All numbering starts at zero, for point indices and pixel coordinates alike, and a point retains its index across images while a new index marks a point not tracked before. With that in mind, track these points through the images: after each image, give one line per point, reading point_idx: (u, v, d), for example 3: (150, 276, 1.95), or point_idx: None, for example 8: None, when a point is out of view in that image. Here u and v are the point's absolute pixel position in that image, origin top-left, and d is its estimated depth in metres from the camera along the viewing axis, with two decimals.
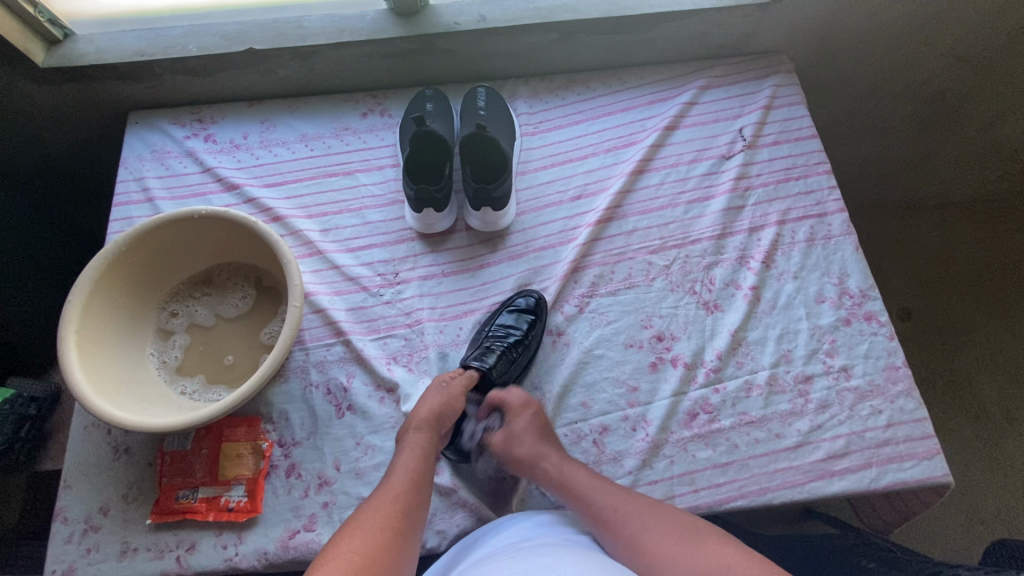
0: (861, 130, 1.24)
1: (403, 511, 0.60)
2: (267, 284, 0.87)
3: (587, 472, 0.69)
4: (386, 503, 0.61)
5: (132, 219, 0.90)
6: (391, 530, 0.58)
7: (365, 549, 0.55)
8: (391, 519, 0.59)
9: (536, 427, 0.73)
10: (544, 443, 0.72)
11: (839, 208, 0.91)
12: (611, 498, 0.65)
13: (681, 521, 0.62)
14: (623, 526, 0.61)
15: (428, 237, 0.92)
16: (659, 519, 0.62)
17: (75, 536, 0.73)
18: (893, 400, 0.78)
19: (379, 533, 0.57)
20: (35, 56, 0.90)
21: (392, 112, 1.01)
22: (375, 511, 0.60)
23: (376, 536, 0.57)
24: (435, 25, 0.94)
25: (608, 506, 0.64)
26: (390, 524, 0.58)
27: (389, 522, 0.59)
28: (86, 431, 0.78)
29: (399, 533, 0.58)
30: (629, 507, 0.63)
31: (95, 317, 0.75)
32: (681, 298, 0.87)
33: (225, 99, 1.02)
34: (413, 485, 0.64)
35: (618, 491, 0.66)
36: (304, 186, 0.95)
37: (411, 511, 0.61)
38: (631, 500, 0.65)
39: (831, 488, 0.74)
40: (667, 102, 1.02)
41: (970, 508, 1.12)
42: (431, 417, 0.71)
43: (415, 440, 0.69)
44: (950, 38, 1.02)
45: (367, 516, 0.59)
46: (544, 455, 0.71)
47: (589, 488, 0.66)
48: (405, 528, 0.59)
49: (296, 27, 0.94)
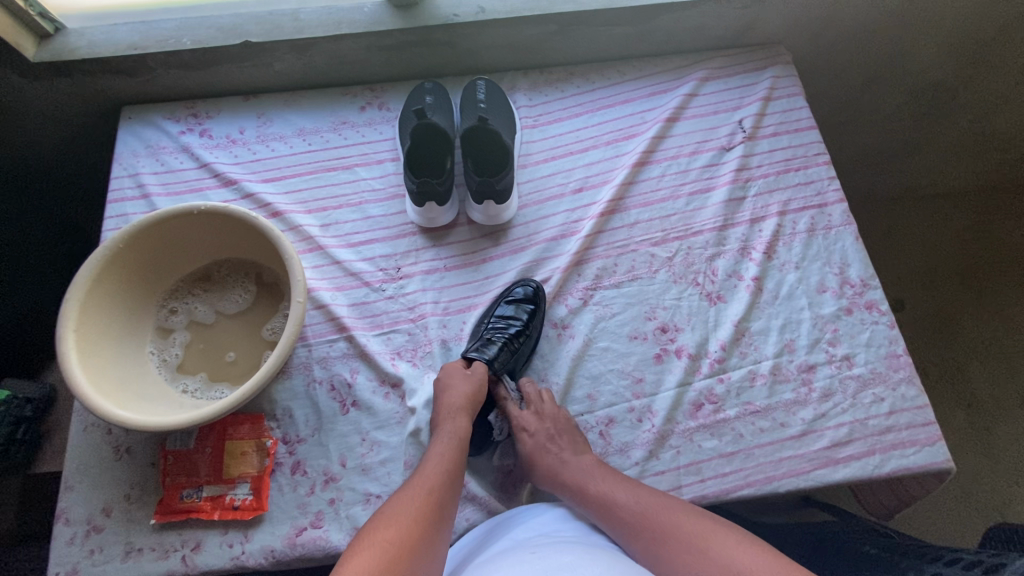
0: (857, 122, 1.25)
1: (436, 502, 0.61)
2: (268, 280, 0.86)
3: (599, 470, 0.69)
4: (421, 492, 0.62)
5: (128, 216, 0.89)
6: (424, 520, 0.59)
7: (398, 537, 0.56)
8: (424, 510, 0.60)
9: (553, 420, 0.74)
10: (557, 442, 0.72)
11: (838, 198, 0.92)
12: (624, 495, 0.65)
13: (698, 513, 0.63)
14: (638, 522, 0.63)
15: (430, 231, 0.92)
16: (677, 513, 0.63)
17: (77, 538, 0.72)
18: (895, 388, 0.79)
19: (412, 522, 0.58)
20: (26, 51, 0.88)
21: (390, 105, 1.00)
22: (409, 500, 0.61)
23: (409, 525, 0.58)
24: (433, 17, 0.93)
25: (624, 502, 0.65)
26: (423, 515, 0.59)
27: (422, 512, 0.60)
28: (86, 431, 0.77)
29: (431, 525, 0.59)
30: (648, 501, 0.64)
31: (93, 315, 0.73)
32: (685, 290, 0.87)
33: (220, 94, 1.00)
34: (446, 476, 0.65)
35: (634, 485, 0.67)
36: (303, 181, 0.94)
37: (443, 503, 0.62)
38: (649, 493, 0.66)
39: (836, 476, 0.74)
40: (666, 94, 1.01)
41: (966, 496, 1.14)
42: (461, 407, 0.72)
43: (449, 433, 0.70)
44: (946, 28, 1.03)
45: (401, 504, 0.60)
46: (555, 452, 0.72)
47: (601, 486, 0.67)
48: (438, 520, 0.60)
49: (292, 20, 0.93)
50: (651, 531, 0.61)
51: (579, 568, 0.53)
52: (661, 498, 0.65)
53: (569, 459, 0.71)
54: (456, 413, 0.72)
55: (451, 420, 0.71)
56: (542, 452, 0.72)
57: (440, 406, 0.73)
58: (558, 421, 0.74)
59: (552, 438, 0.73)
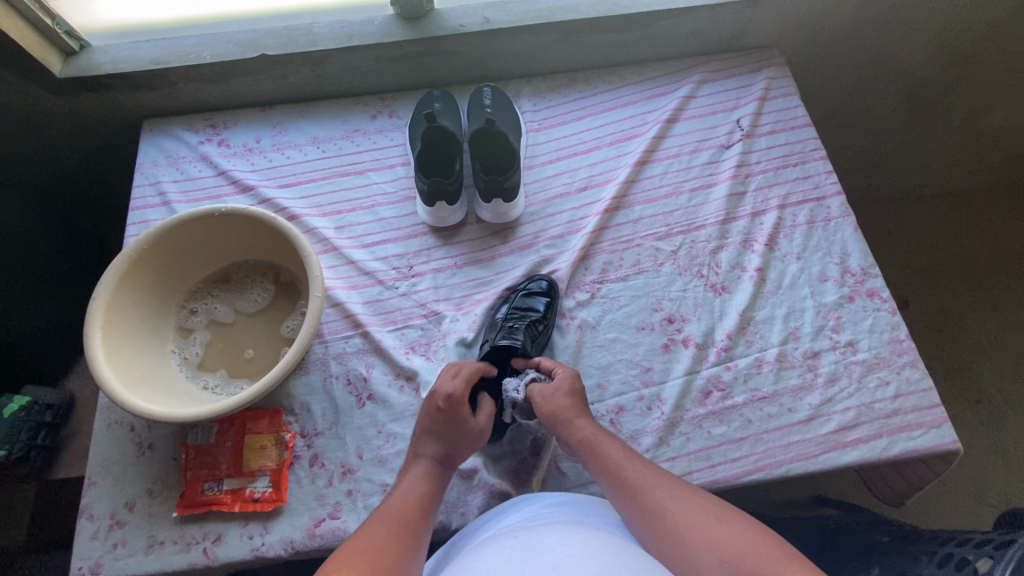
0: (851, 123, 1.28)
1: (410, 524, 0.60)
2: (285, 280, 0.89)
3: (616, 438, 0.69)
4: (395, 508, 0.61)
5: (149, 222, 0.92)
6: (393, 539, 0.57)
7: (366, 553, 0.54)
8: (397, 531, 0.58)
9: (577, 394, 0.73)
10: (577, 408, 0.71)
11: (836, 191, 0.95)
12: (631, 464, 0.64)
13: (694, 493, 0.61)
14: (636, 491, 0.61)
15: (440, 230, 0.95)
16: (687, 494, 0.60)
17: (100, 532, 0.73)
18: (899, 371, 0.80)
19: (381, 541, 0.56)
20: (53, 67, 0.92)
21: (400, 113, 1.04)
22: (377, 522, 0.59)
23: (379, 543, 0.56)
24: (440, 28, 0.97)
25: (627, 470, 0.64)
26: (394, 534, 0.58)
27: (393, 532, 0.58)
28: (109, 428, 0.79)
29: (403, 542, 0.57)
30: (646, 473, 0.63)
31: (119, 314, 0.76)
32: (690, 281, 0.89)
33: (237, 106, 1.05)
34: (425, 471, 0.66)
35: (641, 460, 0.66)
36: (318, 186, 0.98)
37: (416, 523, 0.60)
38: (652, 467, 0.64)
39: (844, 459, 0.75)
40: (666, 96, 1.05)
41: (978, 491, 1.14)
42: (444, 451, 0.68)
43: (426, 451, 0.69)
44: (933, 31, 1.07)
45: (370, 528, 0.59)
46: (574, 416, 0.71)
47: (611, 452, 0.66)
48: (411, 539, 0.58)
49: (306, 33, 0.98)
50: (645, 501, 0.60)
51: (555, 547, 0.53)
52: (663, 474, 0.63)
53: (587, 425, 0.70)
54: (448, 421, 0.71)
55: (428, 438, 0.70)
56: (561, 412, 0.71)
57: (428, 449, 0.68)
58: (579, 398, 0.73)
59: (573, 403, 0.72)
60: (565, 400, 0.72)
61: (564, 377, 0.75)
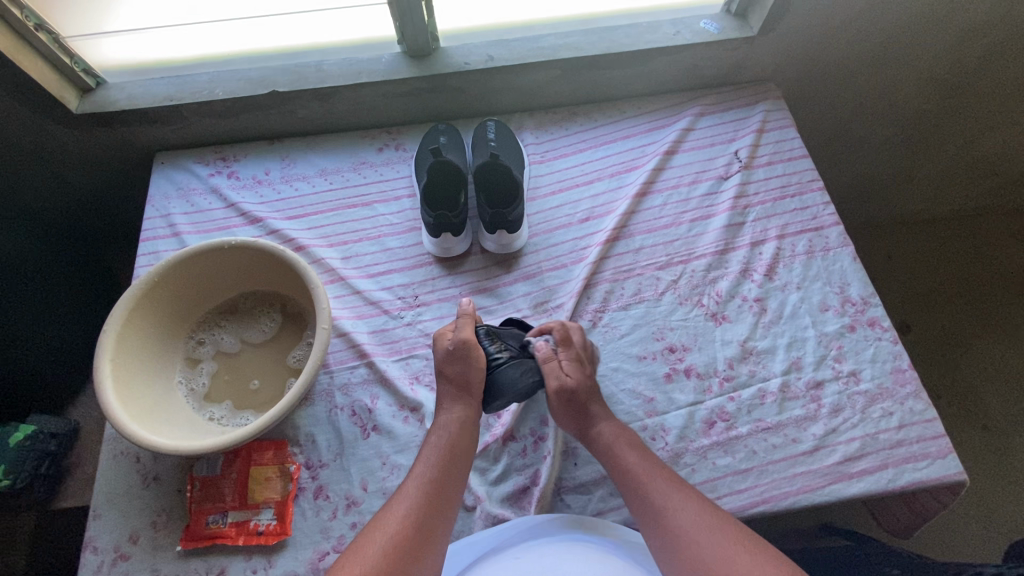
0: (848, 153, 1.31)
1: (411, 533, 0.60)
2: (292, 310, 0.91)
3: (639, 447, 0.70)
4: (413, 492, 0.64)
5: (159, 253, 0.94)
6: (394, 544, 0.59)
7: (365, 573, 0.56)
8: (403, 532, 0.60)
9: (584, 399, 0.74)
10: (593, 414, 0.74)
11: (834, 222, 0.96)
12: (653, 473, 0.66)
13: (712, 509, 0.62)
14: (657, 506, 0.63)
15: (445, 261, 0.96)
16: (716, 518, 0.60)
17: (104, 566, 0.73)
18: (903, 402, 0.80)
19: (381, 554, 0.58)
20: (70, 103, 0.95)
21: (406, 146, 1.07)
22: (372, 534, 0.60)
23: (375, 559, 0.57)
24: (446, 66, 1.00)
25: (648, 480, 0.65)
26: (393, 547, 0.58)
27: (395, 534, 0.59)
28: (116, 460, 0.79)
29: (405, 553, 0.58)
30: (666, 485, 0.64)
31: (128, 346, 0.77)
32: (691, 311, 0.90)
33: (247, 139, 1.08)
34: (449, 448, 0.69)
35: (663, 469, 0.67)
36: (325, 218, 1.00)
37: (422, 533, 0.61)
38: (674, 481, 0.65)
39: (851, 490, 0.75)
40: (665, 129, 1.08)
41: (986, 519, 1.13)
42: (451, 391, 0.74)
43: (437, 441, 0.70)
44: (925, 64, 1.09)
45: (365, 540, 0.60)
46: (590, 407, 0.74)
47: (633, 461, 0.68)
48: (415, 551, 0.59)
49: (316, 70, 1.01)
50: (661, 516, 0.62)
51: None
52: (682, 485, 0.64)
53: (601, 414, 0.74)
54: (454, 417, 0.72)
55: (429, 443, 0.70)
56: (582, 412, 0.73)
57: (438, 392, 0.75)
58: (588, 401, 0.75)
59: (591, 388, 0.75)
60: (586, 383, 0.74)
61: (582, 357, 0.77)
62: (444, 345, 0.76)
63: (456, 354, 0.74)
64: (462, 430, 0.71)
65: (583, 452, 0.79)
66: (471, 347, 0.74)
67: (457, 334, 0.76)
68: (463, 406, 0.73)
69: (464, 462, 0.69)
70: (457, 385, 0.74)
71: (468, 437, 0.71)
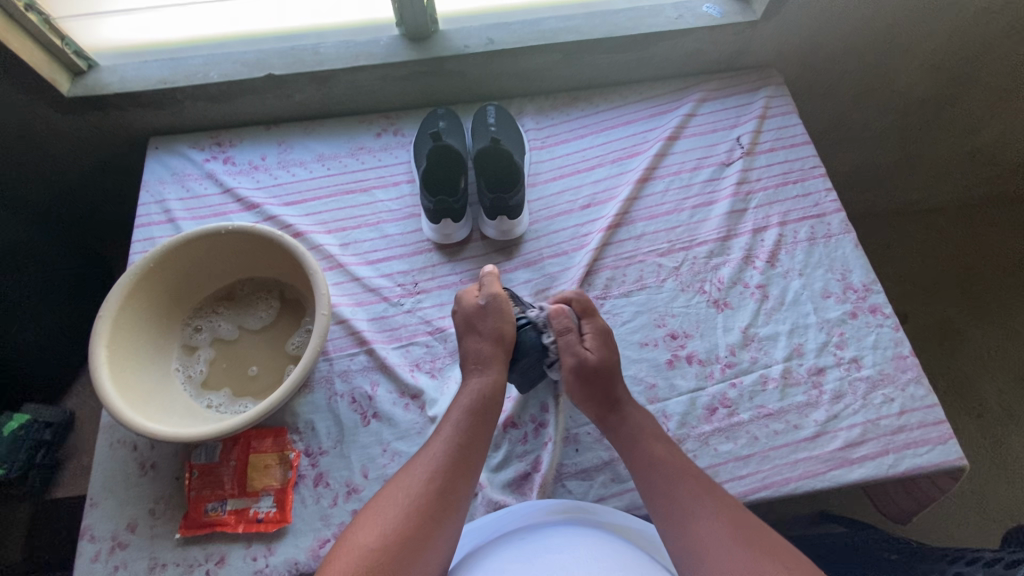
0: (848, 141, 1.30)
1: (432, 498, 0.60)
2: (290, 297, 0.90)
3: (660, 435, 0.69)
4: (439, 450, 0.64)
5: (154, 240, 0.92)
6: (419, 500, 0.59)
7: (385, 536, 0.56)
8: (427, 488, 0.61)
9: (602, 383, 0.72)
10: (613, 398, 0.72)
11: (836, 208, 0.96)
12: (671, 464, 0.65)
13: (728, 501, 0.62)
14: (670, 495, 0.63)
15: (445, 247, 0.95)
16: (732, 509, 0.60)
17: (101, 554, 0.72)
18: (904, 388, 0.80)
19: (402, 518, 0.58)
20: (61, 86, 0.93)
21: (404, 131, 1.06)
22: (395, 495, 0.60)
23: (395, 520, 0.58)
24: (446, 49, 0.99)
25: (669, 472, 0.65)
26: (415, 511, 0.59)
27: (422, 490, 0.60)
28: (112, 448, 0.78)
29: (427, 517, 0.58)
30: (677, 468, 0.65)
31: (123, 334, 0.76)
32: (692, 297, 0.90)
33: (243, 124, 1.06)
34: (477, 409, 0.68)
35: (686, 463, 0.66)
36: (322, 204, 0.98)
37: (445, 498, 0.61)
38: (693, 472, 0.65)
39: (851, 476, 0.75)
40: (667, 115, 1.07)
41: (982, 506, 1.14)
42: (478, 360, 0.72)
43: (466, 399, 0.69)
44: (928, 52, 1.09)
45: (388, 500, 0.60)
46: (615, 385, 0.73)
47: (654, 450, 0.67)
48: (436, 515, 0.59)
49: (312, 53, 0.99)
50: (669, 501, 0.62)
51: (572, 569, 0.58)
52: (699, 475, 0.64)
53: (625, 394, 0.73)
54: (486, 382, 0.71)
55: (457, 406, 0.69)
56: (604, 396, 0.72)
57: (468, 352, 0.74)
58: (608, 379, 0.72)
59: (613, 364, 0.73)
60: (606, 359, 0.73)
61: (595, 332, 0.75)
62: (474, 301, 0.77)
63: (489, 310, 0.75)
64: (494, 399, 0.70)
65: (584, 438, 0.79)
66: (504, 302, 0.76)
67: (488, 291, 0.76)
68: (497, 371, 0.72)
69: (490, 430, 0.68)
70: (493, 342, 0.73)
71: (496, 403, 0.70)
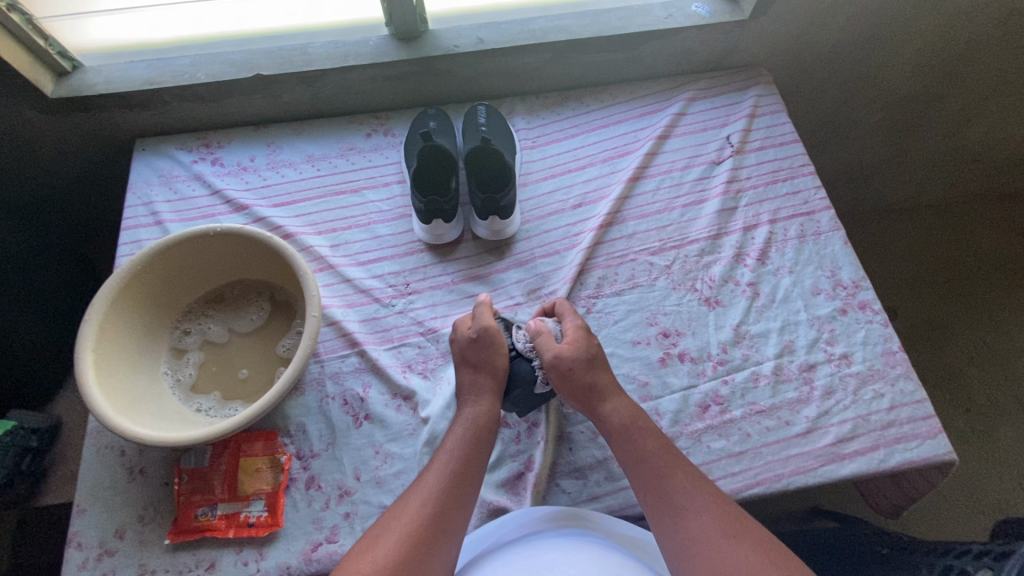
0: (836, 140, 1.31)
1: (426, 527, 0.60)
2: (281, 299, 0.89)
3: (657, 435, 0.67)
4: (433, 478, 0.64)
5: (141, 242, 0.91)
6: (413, 529, 0.59)
7: (377, 565, 0.56)
8: (421, 516, 0.60)
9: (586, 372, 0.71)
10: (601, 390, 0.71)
11: (825, 206, 0.96)
12: (669, 469, 0.64)
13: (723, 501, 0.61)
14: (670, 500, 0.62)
15: (437, 248, 0.95)
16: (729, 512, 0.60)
17: (89, 562, 0.71)
18: (893, 383, 0.81)
19: (394, 547, 0.57)
20: (44, 87, 0.92)
21: (395, 131, 1.05)
22: (389, 526, 0.60)
23: (390, 550, 0.57)
24: (435, 48, 0.98)
25: (667, 479, 0.63)
26: (410, 539, 0.58)
27: (416, 518, 0.60)
28: (100, 453, 0.77)
29: (417, 547, 0.58)
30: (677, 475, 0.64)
31: (110, 337, 0.75)
32: (684, 295, 0.90)
33: (231, 125, 1.05)
34: (471, 436, 0.68)
35: (685, 468, 0.64)
36: (313, 205, 0.98)
37: (440, 525, 0.60)
38: (692, 476, 0.63)
39: (843, 471, 0.75)
40: (657, 114, 1.07)
41: (971, 499, 1.15)
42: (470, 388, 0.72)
43: (461, 426, 0.69)
44: (911, 52, 1.10)
45: (382, 531, 0.60)
46: (598, 373, 0.72)
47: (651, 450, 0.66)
48: (431, 543, 0.59)
49: (301, 53, 0.98)
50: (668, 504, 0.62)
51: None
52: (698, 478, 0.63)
53: (610, 383, 0.72)
54: (480, 411, 0.70)
55: (452, 434, 0.69)
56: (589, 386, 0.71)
57: (463, 383, 0.73)
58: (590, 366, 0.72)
59: (599, 354, 0.74)
60: (592, 348, 0.74)
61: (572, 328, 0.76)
62: (466, 333, 0.76)
63: (481, 341, 0.74)
64: (489, 425, 0.70)
65: (578, 436, 0.79)
66: (493, 333, 0.74)
67: (478, 323, 0.76)
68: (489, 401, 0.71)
69: (484, 458, 0.68)
70: (490, 375, 0.73)
71: (490, 430, 0.70)
